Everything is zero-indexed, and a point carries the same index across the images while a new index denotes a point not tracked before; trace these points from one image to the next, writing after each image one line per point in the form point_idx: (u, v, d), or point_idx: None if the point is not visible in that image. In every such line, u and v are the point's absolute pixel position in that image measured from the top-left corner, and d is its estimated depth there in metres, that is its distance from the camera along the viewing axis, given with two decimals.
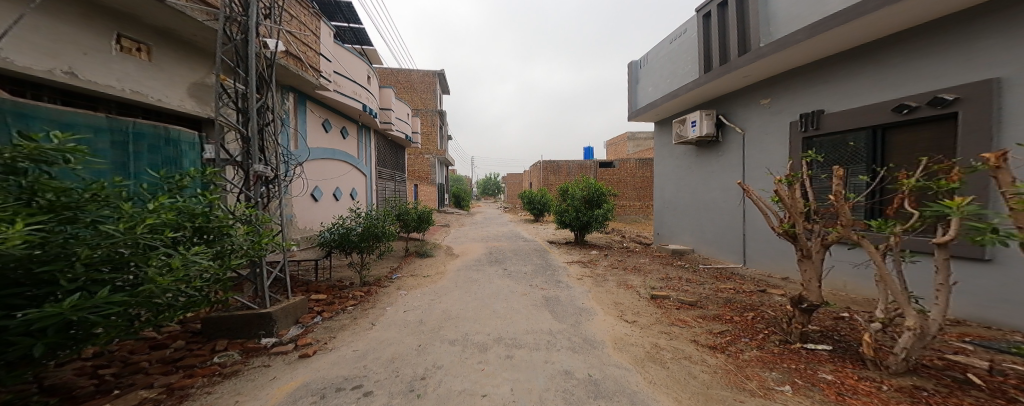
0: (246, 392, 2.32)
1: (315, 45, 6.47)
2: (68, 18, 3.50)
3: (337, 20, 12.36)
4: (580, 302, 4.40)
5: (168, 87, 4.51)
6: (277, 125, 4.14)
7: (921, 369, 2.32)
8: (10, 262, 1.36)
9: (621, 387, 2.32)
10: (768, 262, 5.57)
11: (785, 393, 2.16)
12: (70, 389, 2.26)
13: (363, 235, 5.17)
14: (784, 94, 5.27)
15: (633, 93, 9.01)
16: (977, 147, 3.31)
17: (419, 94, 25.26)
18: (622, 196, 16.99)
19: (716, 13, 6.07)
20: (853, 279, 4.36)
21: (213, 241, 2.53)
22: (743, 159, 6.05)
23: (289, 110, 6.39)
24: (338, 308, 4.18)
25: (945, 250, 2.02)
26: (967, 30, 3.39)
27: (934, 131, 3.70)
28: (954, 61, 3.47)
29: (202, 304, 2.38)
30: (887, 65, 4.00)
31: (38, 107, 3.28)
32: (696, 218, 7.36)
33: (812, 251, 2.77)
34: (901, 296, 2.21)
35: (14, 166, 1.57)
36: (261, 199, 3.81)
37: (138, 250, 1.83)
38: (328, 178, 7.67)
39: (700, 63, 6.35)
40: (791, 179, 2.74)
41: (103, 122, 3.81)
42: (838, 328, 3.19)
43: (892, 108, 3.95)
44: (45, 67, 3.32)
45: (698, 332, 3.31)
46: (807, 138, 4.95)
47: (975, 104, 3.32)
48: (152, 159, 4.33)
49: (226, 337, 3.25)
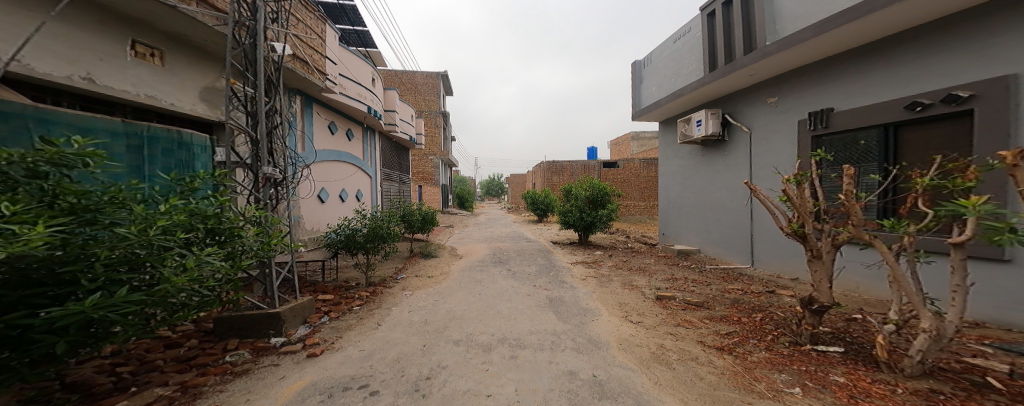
0: (255, 390, 2.36)
1: (321, 49, 6.57)
2: (85, 26, 3.61)
3: (342, 24, 12.52)
4: (584, 303, 4.37)
5: (180, 92, 4.62)
6: (285, 128, 4.21)
7: (938, 372, 2.26)
8: (33, 263, 1.41)
9: (626, 388, 2.30)
10: (778, 263, 5.47)
11: (796, 395, 2.12)
12: (88, 386, 2.31)
13: (368, 236, 5.22)
14: (792, 93, 5.19)
15: (637, 93, 8.95)
16: (994, 144, 3.22)
17: (424, 96, 25.45)
18: (627, 197, 16.87)
19: (720, 11, 6.01)
20: (866, 280, 4.26)
21: (225, 242, 2.58)
22: (750, 159, 5.97)
23: (296, 113, 6.49)
24: (344, 308, 4.22)
25: (961, 250, 1.96)
26: (981, 25, 3.31)
27: (948, 128, 3.62)
28: (969, 57, 3.39)
29: (215, 303, 2.42)
30: (899, 62, 3.92)
31: (59, 112, 3.39)
32: (702, 218, 7.28)
33: (822, 251, 2.71)
34: (916, 297, 2.15)
35: (36, 170, 1.63)
36: (270, 201, 3.87)
37: (153, 251, 1.88)
38: (335, 180, 7.77)
39: (704, 62, 6.29)
40: (798, 177, 2.68)
41: (120, 126, 3.92)
42: (850, 329, 3.11)
43: (904, 106, 3.87)
44: (64, 73, 3.43)
45: (704, 333, 3.27)
46: (816, 137, 4.87)
47: (992, 101, 3.24)
48: (166, 162, 4.43)
49: (236, 336, 3.31)
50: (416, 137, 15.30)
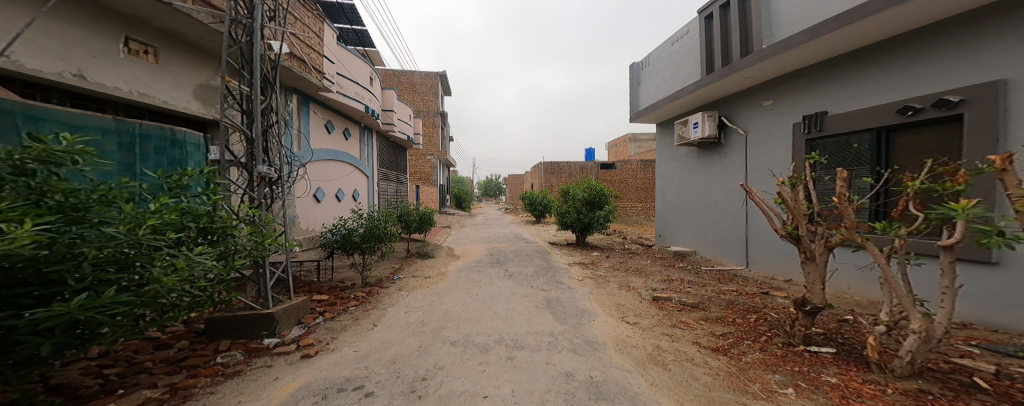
0: (248, 392, 2.33)
1: (319, 47, 6.52)
2: (77, 22, 3.55)
3: (340, 23, 12.44)
4: (582, 304, 4.38)
5: (175, 89, 4.56)
6: (281, 126, 4.17)
7: (927, 372, 2.30)
8: (19, 262, 1.39)
9: (623, 389, 2.31)
10: (772, 264, 5.53)
11: (789, 395, 2.15)
12: (75, 388, 2.27)
13: (365, 236, 5.19)
14: (787, 96, 5.25)
15: (634, 94, 9.01)
16: (981, 149, 3.29)
17: (421, 96, 25.35)
18: (624, 198, 16.95)
19: (718, 14, 6.07)
20: (858, 281, 4.33)
21: (217, 242, 2.55)
22: (746, 161, 6.03)
23: (293, 111, 6.44)
24: (340, 309, 4.19)
25: (951, 253, 2.00)
26: (971, 33, 3.38)
27: (937, 133, 3.69)
28: (958, 64, 3.46)
29: (206, 304, 2.40)
30: (889, 68, 4.00)
31: (48, 109, 3.33)
32: (698, 220, 7.33)
33: (816, 253, 2.75)
34: (906, 299, 2.19)
35: (24, 168, 1.59)
36: (265, 200, 3.83)
37: (143, 251, 1.86)
38: (331, 179, 7.71)
39: (702, 64, 6.34)
40: (793, 180, 2.74)
41: (110, 124, 3.86)
42: (843, 331, 3.16)
43: (896, 110, 3.93)
44: (55, 69, 3.37)
45: (701, 334, 3.29)
46: (810, 140, 4.93)
47: (980, 106, 3.30)
48: (158, 160, 4.37)
49: (229, 337, 3.27)
50: (414, 137, 15.28)
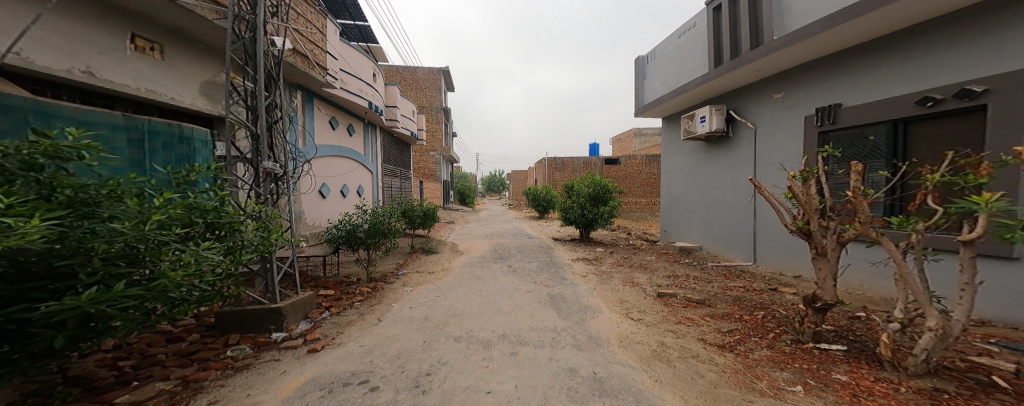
0: (257, 386, 2.36)
1: (322, 43, 6.50)
2: (83, 18, 3.57)
3: (343, 19, 12.47)
4: (584, 300, 4.36)
5: (180, 86, 4.60)
6: (284, 123, 4.16)
7: (942, 370, 2.23)
8: (32, 256, 1.40)
9: (626, 385, 2.29)
10: (781, 260, 5.43)
11: (797, 393, 2.11)
12: (90, 380, 2.32)
13: (369, 231, 5.21)
14: (799, 88, 5.10)
15: (640, 88, 8.87)
16: (1005, 142, 3.17)
17: (424, 92, 25.33)
18: (628, 194, 16.76)
19: (726, 5, 5.91)
20: (871, 277, 4.23)
21: (225, 237, 2.54)
22: (754, 155, 5.91)
23: (297, 108, 6.48)
24: (345, 304, 4.21)
25: (970, 248, 1.92)
26: (995, 20, 3.24)
27: (959, 124, 3.55)
28: (981, 52, 3.32)
29: (215, 298, 2.41)
30: (907, 58, 3.86)
31: (59, 106, 3.39)
32: (705, 215, 7.24)
33: (827, 249, 2.66)
34: (922, 295, 2.11)
35: (32, 163, 1.60)
36: (270, 196, 3.84)
37: (151, 245, 1.84)
38: (334, 176, 7.73)
39: (710, 57, 6.19)
40: (805, 175, 2.61)
41: (119, 120, 3.91)
42: (853, 328, 3.09)
43: (914, 101, 3.80)
44: (64, 66, 3.42)
45: (705, 331, 3.25)
46: (823, 132, 4.80)
47: (1003, 97, 3.18)
48: (166, 156, 4.42)
49: (237, 331, 3.31)
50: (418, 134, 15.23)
